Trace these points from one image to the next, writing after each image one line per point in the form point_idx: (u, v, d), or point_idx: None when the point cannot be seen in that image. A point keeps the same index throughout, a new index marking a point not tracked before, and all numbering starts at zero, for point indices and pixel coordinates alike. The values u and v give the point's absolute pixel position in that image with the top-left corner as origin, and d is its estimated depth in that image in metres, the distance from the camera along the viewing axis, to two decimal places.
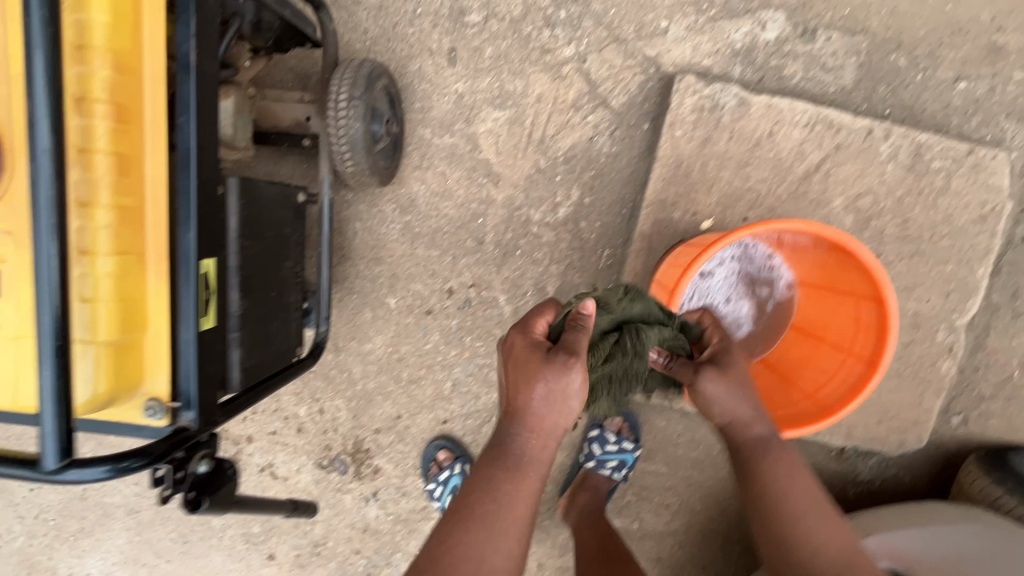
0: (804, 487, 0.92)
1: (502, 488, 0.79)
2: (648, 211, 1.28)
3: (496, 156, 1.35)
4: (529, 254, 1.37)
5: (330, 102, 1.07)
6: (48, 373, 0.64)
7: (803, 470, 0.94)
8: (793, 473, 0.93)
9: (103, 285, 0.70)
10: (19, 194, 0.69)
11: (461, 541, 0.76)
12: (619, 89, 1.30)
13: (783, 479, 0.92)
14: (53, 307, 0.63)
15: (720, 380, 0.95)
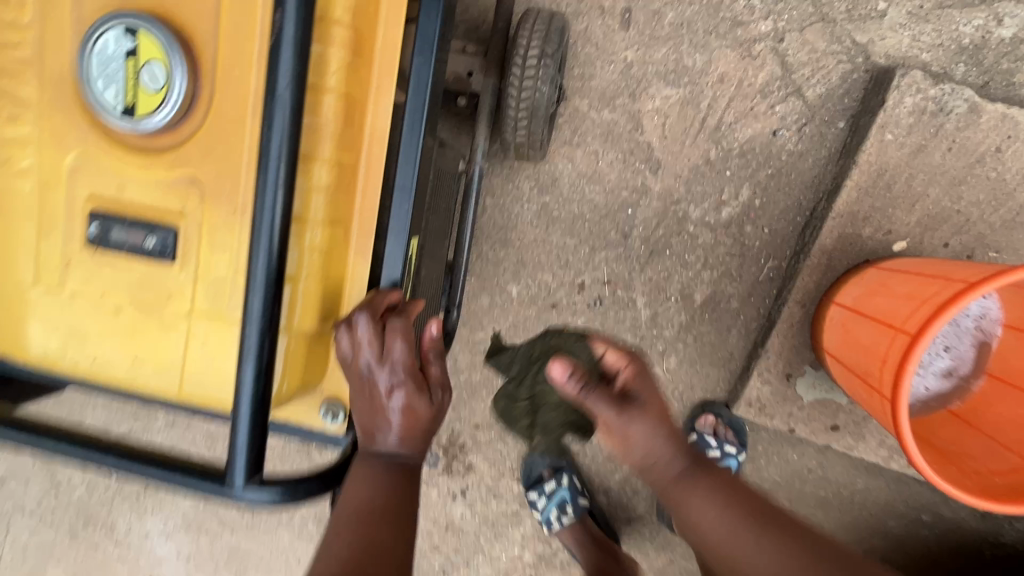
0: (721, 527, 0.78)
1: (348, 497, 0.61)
2: (835, 223, 1.11)
3: (659, 140, 1.18)
4: (680, 255, 1.22)
5: (516, 57, 0.90)
6: (250, 370, 0.50)
7: (726, 491, 0.81)
8: (709, 505, 0.80)
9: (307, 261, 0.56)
10: (214, 135, 0.55)
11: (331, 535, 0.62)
12: (818, 78, 1.12)
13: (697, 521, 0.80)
14: (265, 288, 0.49)
15: (641, 420, 0.77)
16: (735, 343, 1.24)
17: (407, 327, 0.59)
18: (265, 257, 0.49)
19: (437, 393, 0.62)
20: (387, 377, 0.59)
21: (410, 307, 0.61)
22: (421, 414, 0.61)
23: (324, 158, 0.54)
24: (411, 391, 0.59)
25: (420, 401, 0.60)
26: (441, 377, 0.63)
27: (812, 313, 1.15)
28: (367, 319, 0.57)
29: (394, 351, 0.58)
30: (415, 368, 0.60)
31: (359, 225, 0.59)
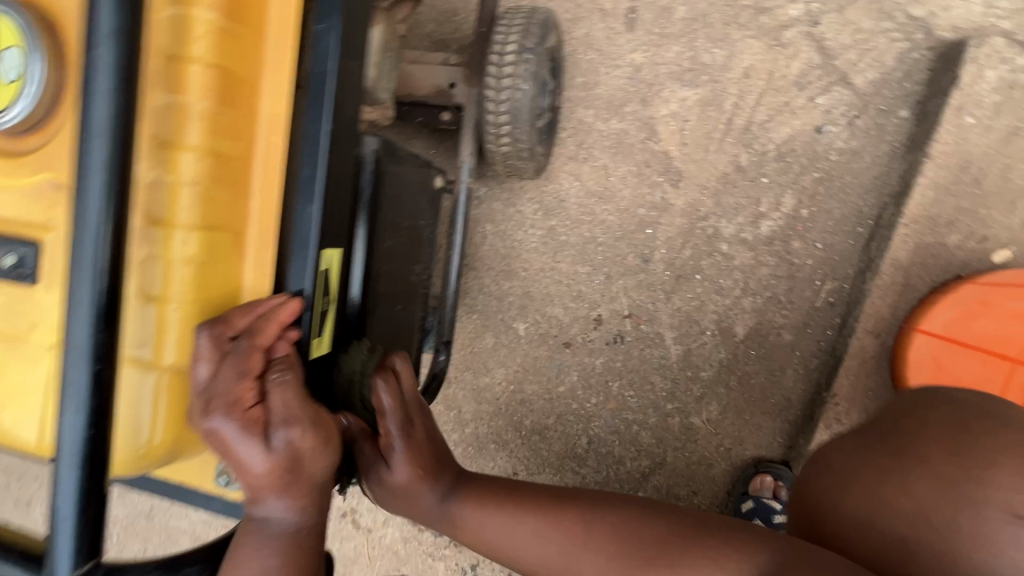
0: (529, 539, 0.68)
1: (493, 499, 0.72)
2: (908, 231, 0.90)
3: (679, 148, 1.02)
4: (714, 280, 1.02)
5: (492, 55, 0.80)
6: (71, 421, 0.37)
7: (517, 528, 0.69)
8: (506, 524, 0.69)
9: (177, 278, 0.44)
10: None
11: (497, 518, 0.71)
12: (867, 62, 0.94)
13: (477, 541, 0.70)
14: (92, 310, 0.37)
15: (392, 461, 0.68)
16: (793, 386, 1.00)
17: (247, 351, 0.46)
18: (89, 269, 0.37)
19: (284, 434, 0.46)
20: (208, 420, 0.44)
21: (267, 323, 0.47)
22: (270, 467, 0.46)
23: (192, 147, 0.43)
24: (243, 438, 0.45)
25: (259, 451, 0.46)
26: (300, 412, 0.47)
27: (890, 346, 0.93)
28: (201, 340, 0.45)
29: (220, 385, 0.45)
30: (245, 407, 0.45)
31: (257, 233, 0.48)
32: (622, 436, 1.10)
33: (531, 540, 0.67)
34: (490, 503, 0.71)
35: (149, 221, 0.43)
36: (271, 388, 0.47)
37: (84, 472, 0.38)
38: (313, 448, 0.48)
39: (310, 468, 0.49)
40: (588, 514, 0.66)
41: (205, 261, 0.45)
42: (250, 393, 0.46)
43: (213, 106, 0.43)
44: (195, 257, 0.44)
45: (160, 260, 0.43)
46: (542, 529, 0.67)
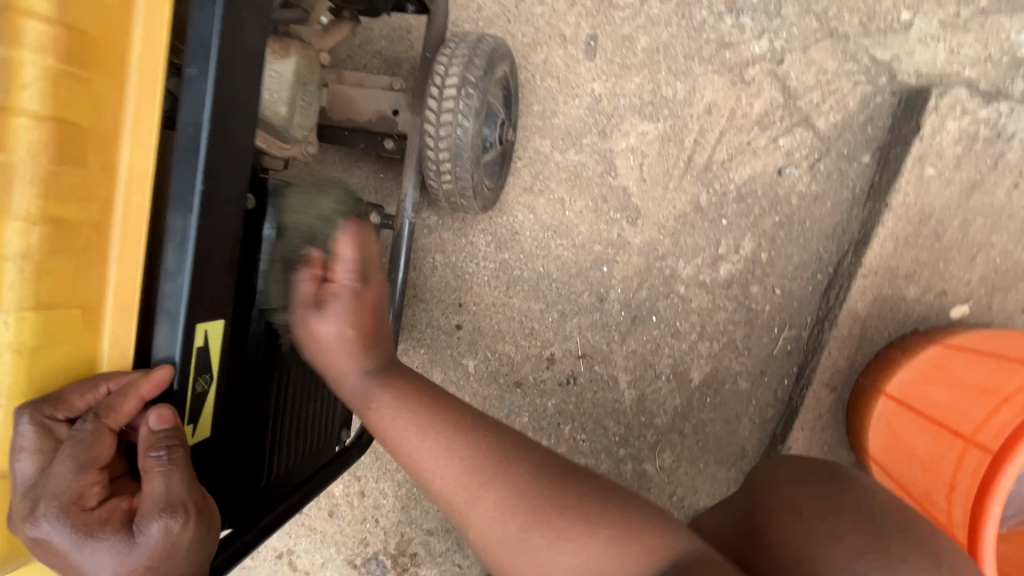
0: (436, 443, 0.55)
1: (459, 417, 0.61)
2: (867, 282, 0.87)
3: (637, 184, 0.98)
4: (670, 323, 0.98)
5: (433, 85, 0.74)
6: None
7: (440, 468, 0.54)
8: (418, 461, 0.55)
9: (4, 366, 0.38)
10: None
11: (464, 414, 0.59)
12: (830, 104, 0.91)
13: (386, 427, 0.56)
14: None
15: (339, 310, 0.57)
16: (748, 436, 0.96)
17: (91, 437, 0.40)
18: None
19: (148, 529, 0.39)
20: (36, 525, 0.38)
21: (123, 398, 0.40)
22: (130, 569, 0.39)
23: (21, 215, 0.37)
24: (82, 544, 0.39)
25: (110, 555, 0.39)
26: (175, 494, 0.40)
27: (846, 400, 0.90)
28: (25, 430, 0.39)
29: (52, 483, 0.39)
30: (86, 505, 0.39)
31: (115, 306, 0.41)
32: None
33: (441, 450, 0.54)
34: (408, 409, 0.57)
35: None
36: (150, 468, 0.40)
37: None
38: (189, 540, 0.41)
39: (189, 565, 0.41)
40: (500, 458, 0.53)
41: (41, 345, 0.39)
42: (94, 487, 0.40)
43: (48, 163, 0.37)
44: (27, 340, 0.38)
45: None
46: (463, 443, 0.54)
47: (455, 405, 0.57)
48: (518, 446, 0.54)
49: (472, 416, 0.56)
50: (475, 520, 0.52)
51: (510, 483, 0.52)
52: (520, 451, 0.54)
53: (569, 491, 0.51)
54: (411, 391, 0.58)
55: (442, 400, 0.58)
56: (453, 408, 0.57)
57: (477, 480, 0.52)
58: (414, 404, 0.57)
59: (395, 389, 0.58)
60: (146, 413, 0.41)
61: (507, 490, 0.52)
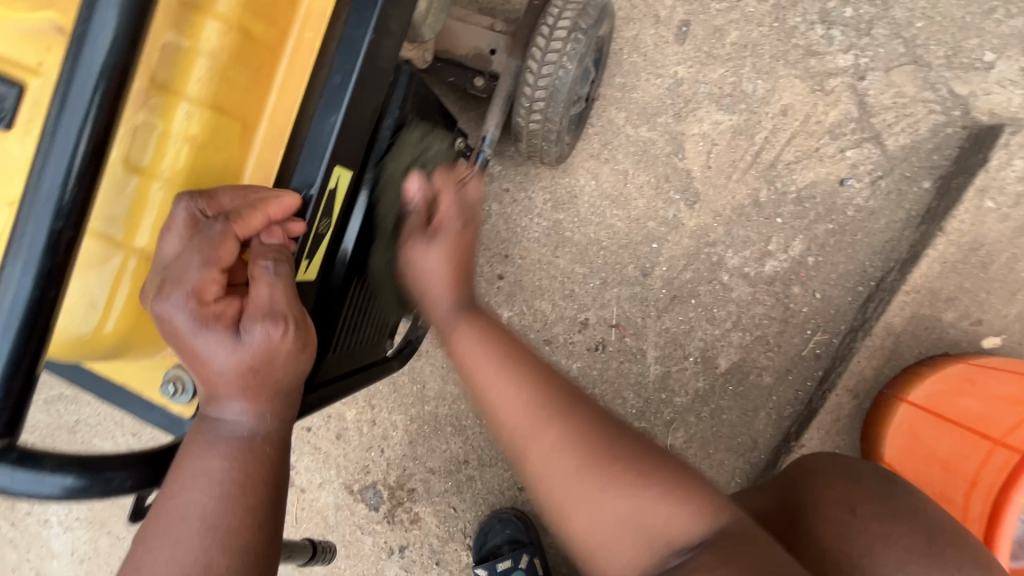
0: (508, 392, 0.59)
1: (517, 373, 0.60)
2: (908, 299, 0.90)
3: (702, 169, 1.01)
4: (708, 308, 1.00)
5: (542, 26, 0.77)
6: (36, 230, 0.34)
7: (527, 370, 0.60)
8: (495, 376, 0.60)
9: (171, 152, 0.43)
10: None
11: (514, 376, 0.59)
12: (902, 126, 0.94)
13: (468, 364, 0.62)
14: (82, 126, 0.34)
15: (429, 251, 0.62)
16: (762, 430, 0.99)
17: (219, 238, 0.43)
18: (78, 112, 0.34)
19: (259, 328, 0.43)
20: (162, 304, 0.42)
21: (252, 211, 0.44)
22: (241, 364, 0.44)
23: (220, 16, 0.43)
24: (200, 332, 0.42)
25: (222, 346, 0.43)
26: (278, 305, 0.44)
27: (865, 409, 0.92)
28: (179, 213, 0.42)
29: (179, 269, 0.42)
30: (206, 298, 0.43)
31: (268, 129, 0.47)
32: None
33: (510, 386, 0.59)
34: (484, 351, 0.61)
35: (155, 85, 0.41)
36: (261, 275, 0.44)
37: (42, 273, 0.34)
38: (287, 349, 0.45)
39: (285, 374, 0.46)
40: (551, 416, 0.56)
41: (204, 141, 0.44)
42: (213, 285, 0.43)
43: None
44: (198, 134, 0.43)
45: (159, 127, 0.42)
46: (536, 387, 0.58)
47: (528, 359, 0.61)
48: (572, 394, 0.58)
49: (547, 377, 0.59)
50: (540, 447, 0.56)
51: (565, 432, 0.55)
52: (569, 413, 0.56)
53: (615, 456, 0.53)
54: (490, 338, 0.62)
55: (517, 351, 0.62)
56: (526, 359, 0.61)
57: (540, 423, 0.56)
58: (487, 345, 0.62)
59: (479, 338, 0.62)
60: (263, 230, 0.46)
61: (568, 424, 0.55)
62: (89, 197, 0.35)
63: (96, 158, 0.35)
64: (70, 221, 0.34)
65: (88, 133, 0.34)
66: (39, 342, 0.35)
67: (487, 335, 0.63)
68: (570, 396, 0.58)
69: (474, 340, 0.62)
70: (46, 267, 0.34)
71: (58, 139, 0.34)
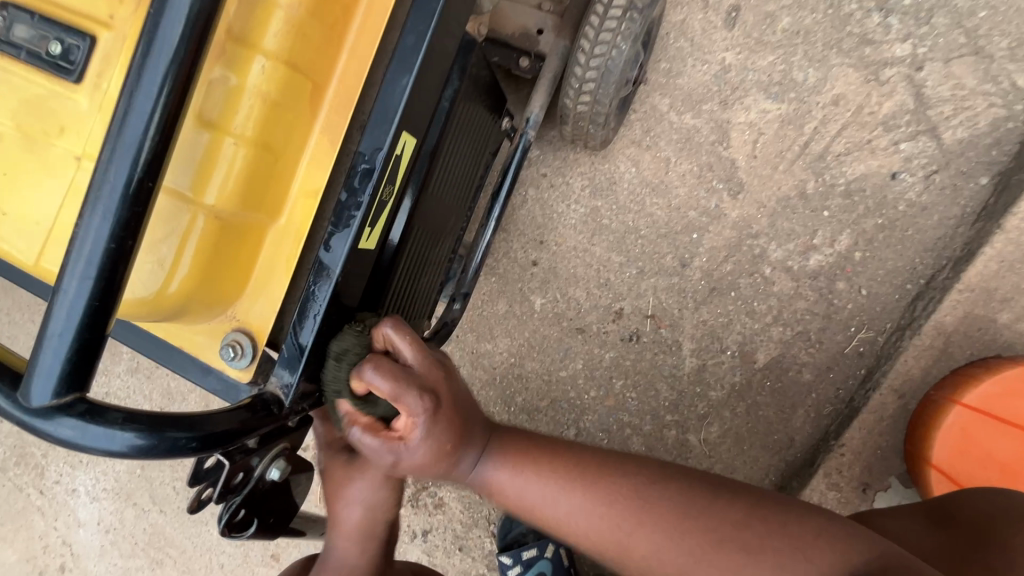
0: (575, 501, 0.57)
1: (575, 480, 0.57)
2: (960, 298, 0.87)
3: (747, 159, 0.98)
4: (748, 301, 0.98)
5: (597, 5, 0.75)
6: (118, 177, 0.33)
7: (580, 463, 0.59)
8: (549, 494, 0.58)
9: (245, 108, 0.41)
10: None
11: (572, 496, 0.57)
12: (960, 119, 0.91)
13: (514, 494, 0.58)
14: (165, 73, 0.33)
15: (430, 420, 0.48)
16: (799, 428, 0.97)
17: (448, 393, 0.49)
18: (164, 53, 0.33)
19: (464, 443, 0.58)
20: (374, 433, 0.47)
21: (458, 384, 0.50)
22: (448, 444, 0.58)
23: None
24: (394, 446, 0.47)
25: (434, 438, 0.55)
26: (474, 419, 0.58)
27: (911, 410, 0.90)
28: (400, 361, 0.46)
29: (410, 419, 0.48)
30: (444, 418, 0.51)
31: (337, 91, 0.44)
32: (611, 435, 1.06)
33: (570, 502, 0.57)
34: (522, 460, 0.59)
35: (233, 38, 0.40)
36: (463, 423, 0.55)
37: (121, 223, 0.34)
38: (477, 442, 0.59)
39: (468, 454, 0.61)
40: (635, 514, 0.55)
41: (276, 101, 0.41)
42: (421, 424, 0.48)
43: None
44: (271, 89, 0.41)
45: (233, 82, 0.40)
46: (600, 498, 0.57)
47: (567, 451, 0.60)
48: (627, 465, 0.58)
49: (609, 478, 0.57)
50: (638, 552, 0.55)
51: (656, 526, 0.55)
52: (648, 501, 0.56)
53: (716, 542, 0.53)
54: (525, 447, 0.60)
55: (565, 450, 0.60)
56: (568, 460, 0.59)
57: (625, 535, 0.55)
58: (525, 463, 0.59)
59: (525, 472, 0.58)
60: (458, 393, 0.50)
61: (655, 508, 0.55)
62: (167, 148, 0.35)
63: (177, 107, 0.34)
64: (150, 171, 0.34)
65: (172, 81, 0.33)
66: (115, 293, 0.34)
67: (527, 449, 0.59)
68: (631, 477, 0.57)
69: (509, 464, 0.58)
70: (125, 217, 0.34)
71: (142, 85, 0.33)
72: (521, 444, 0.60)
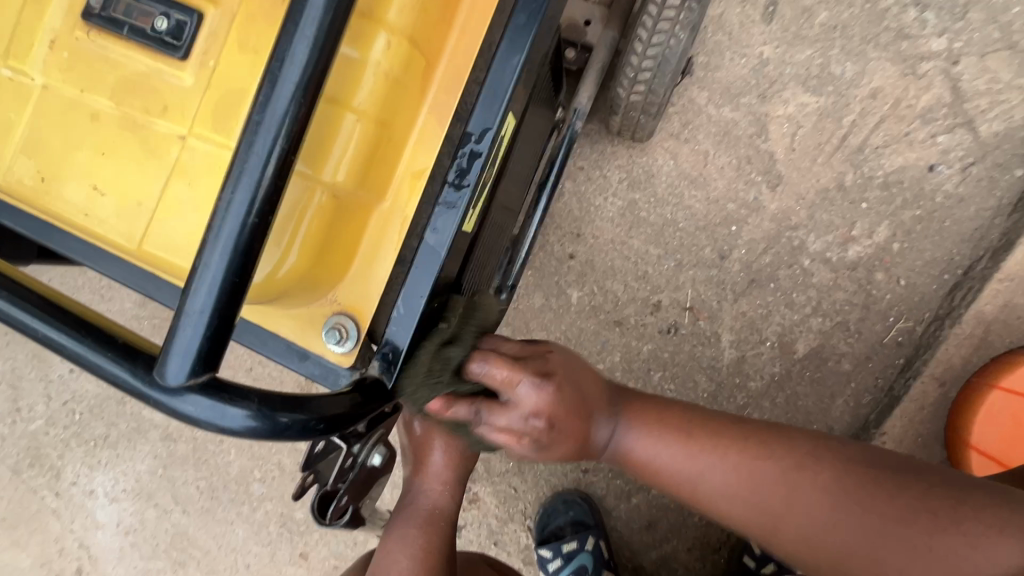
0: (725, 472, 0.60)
1: (724, 450, 0.60)
2: (1000, 287, 0.90)
3: (785, 151, 0.99)
4: (787, 292, 0.99)
5: None
6: (264, 150, 0.31)
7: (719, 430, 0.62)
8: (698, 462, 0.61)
9: (366, 84, 0.40)
10: None
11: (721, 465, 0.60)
12: (995, 113, 0.93)
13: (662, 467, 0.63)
14: (315, 37, 0.31)
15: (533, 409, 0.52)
16: (839, 417, 0.98)
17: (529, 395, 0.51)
18: (314, 16, 0.31)
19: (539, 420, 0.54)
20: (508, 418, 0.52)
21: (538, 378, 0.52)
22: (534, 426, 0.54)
23: None
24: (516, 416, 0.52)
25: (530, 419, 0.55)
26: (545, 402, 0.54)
27: (951, 398, 0.92)
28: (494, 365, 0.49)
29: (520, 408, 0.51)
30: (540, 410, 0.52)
31: (448, 70, 0.43)
32: None
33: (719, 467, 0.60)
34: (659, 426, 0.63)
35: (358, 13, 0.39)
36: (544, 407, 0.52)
37: (262, 196, 0.32)
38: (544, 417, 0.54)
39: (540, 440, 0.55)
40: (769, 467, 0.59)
41: (395, 77, 0.41)
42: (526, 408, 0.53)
43: None
44: (390, 68, 0.40)
45: (357, 57, 0.40)
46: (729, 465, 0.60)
47: (705, 417, 0.63)
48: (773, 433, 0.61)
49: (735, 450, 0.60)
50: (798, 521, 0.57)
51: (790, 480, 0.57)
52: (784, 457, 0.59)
53: (872, 501, 0.54)
54: (662, 414, 0.64)
55: (706, 417, 0.63)
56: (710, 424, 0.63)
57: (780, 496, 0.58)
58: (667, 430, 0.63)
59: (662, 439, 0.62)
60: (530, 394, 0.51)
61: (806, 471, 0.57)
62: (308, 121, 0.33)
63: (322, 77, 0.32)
64: (292, 144, 0.32)
65: (320, 50, 0.32)
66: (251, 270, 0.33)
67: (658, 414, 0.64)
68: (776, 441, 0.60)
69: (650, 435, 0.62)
70: (267, 191, 0.32)
71: (291, 48, 0.31)
72: (655, 409, 0.64)
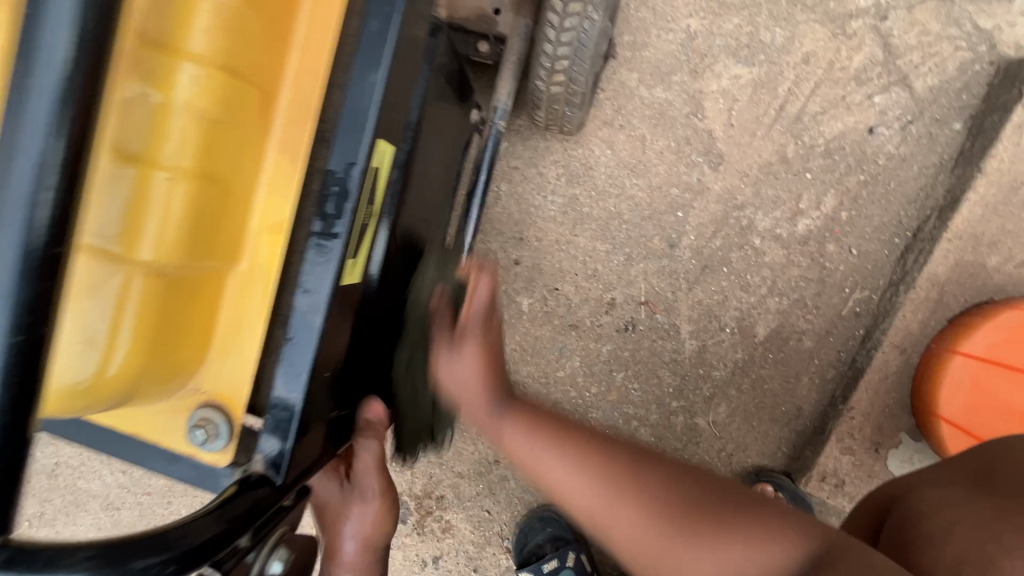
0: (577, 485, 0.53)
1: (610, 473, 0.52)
2: (950, 246, 0.88)
3: (724, 128, 0.94)
4: (741, 275, 0.95)
5: None
6: (14, 248, 0.26)
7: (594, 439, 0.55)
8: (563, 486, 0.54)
9: (175, 133, 0.33)
10: None
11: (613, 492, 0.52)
12: (929, 66, 0.90)
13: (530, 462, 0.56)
14: (57, 97, 0.26)
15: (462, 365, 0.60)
16: (806, 396, 0.96)
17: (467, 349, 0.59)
18: (50, 69, 0.25)
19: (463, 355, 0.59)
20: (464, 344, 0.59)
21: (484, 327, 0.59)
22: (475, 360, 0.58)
23: None
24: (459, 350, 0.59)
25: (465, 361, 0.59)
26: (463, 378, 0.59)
27: (914, 363, 0.90)
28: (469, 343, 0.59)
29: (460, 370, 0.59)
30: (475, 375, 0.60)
31: (289, 101, 0.40)
32: (618, 430, 1.01)
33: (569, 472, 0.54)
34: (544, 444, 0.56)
35: (145, 41, 0.32)
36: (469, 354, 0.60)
37: (25, 299, 0.27)
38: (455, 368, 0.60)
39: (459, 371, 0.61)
40: (642, 468, 0.53)
41: (219, 119, 0.35)
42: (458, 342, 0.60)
43: None
44: (206, 102, 0.34)
45: (158, 99, 0.33)
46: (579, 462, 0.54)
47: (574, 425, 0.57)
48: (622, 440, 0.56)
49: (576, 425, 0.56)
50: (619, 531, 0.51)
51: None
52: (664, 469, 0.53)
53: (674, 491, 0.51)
54: (538, 423, 0.58)
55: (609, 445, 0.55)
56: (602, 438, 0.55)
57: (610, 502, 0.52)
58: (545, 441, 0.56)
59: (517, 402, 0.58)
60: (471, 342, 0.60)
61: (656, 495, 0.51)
62: (77, 199, 0.28)
63: (83, 141, 0.27)
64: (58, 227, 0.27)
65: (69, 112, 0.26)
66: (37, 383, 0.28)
67: (537, 423, 0.58)
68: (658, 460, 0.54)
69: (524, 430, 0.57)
70: (28, 293, 0.27)
71: (25, 116, 0.25)
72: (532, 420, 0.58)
